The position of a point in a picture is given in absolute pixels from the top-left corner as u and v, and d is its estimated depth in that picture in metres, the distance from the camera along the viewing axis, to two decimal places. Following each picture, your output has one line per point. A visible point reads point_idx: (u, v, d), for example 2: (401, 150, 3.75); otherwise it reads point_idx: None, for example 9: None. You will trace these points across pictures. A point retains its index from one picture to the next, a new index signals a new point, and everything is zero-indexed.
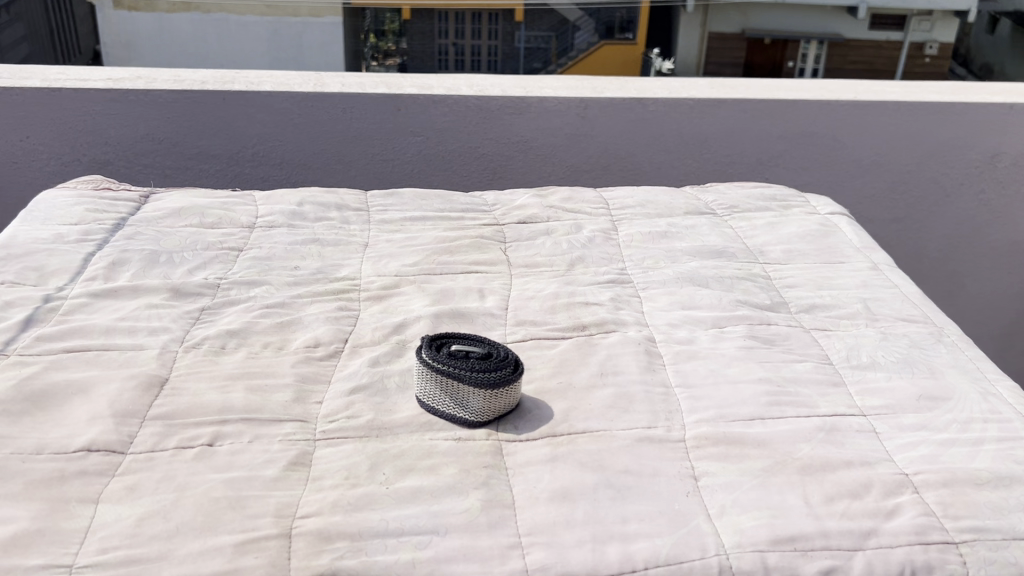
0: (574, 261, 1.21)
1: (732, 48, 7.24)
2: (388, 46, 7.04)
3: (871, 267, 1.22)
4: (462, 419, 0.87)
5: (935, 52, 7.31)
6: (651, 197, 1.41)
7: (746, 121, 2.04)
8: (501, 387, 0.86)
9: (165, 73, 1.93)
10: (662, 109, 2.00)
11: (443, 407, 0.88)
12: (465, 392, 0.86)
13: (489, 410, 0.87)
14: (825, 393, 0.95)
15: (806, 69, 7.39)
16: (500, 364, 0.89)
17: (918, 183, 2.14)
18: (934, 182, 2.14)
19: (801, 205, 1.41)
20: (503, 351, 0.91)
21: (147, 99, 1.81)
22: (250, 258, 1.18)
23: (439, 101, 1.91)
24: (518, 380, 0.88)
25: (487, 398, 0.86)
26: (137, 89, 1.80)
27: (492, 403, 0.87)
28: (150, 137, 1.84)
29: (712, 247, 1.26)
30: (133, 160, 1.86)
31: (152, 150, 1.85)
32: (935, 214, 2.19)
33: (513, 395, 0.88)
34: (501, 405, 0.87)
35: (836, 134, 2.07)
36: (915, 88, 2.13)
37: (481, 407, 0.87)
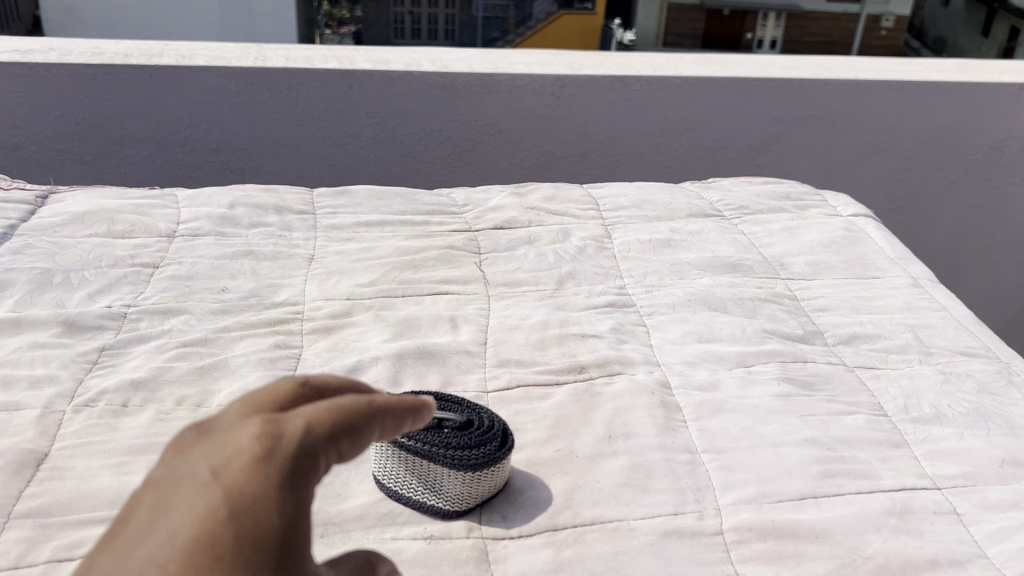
0: (563, 278, 1.01)
1: (692, 19, 7.07)
2: (343, 14, 6.93)
3: (911, 284, 1.03)
4: (433, 508, 0.67)
5: (891, 24, 7.32)
6: (647, 196, 1.21)
7: (738, 101, 1.83)
8: (486, 470, 0.66)
9: (83, 44, 1.68)
10: (646, 89, 1.79)
11: (407, 492, 0.68)
12: (439, 476, 0.66)
13: (470, 497, 0.67)
14: (888, 458, 0.76)
15: (764, 40, 7.37)
16: (483, 434, 0.69)
17: (921, 170, 1.97)
18: (937, 169, 1.97)
19: (819, 204, 1.22)
20: (486, 417, 0.71)
21: (60, 74, 1.55)
22: (167, 278, 0.96)
23: (396, 78, 1.68)
24: (507, 459, 0.68)
25: (467, 482, 0.66)
26: (49, 62, 1.54)
27: (473, 489, 0.67)
28: (65, 118, 1.59)
29: (724, 259, 1.06)
30: (45, 144, 1.61)
31: (67, 134, 1.61)
32: (938, 203, 2.02)
33: (498, 477, 0.69)
34: (482, 491, 0.68)
35: (836, 116, 1.88)
36: (918, 66, 1.94)
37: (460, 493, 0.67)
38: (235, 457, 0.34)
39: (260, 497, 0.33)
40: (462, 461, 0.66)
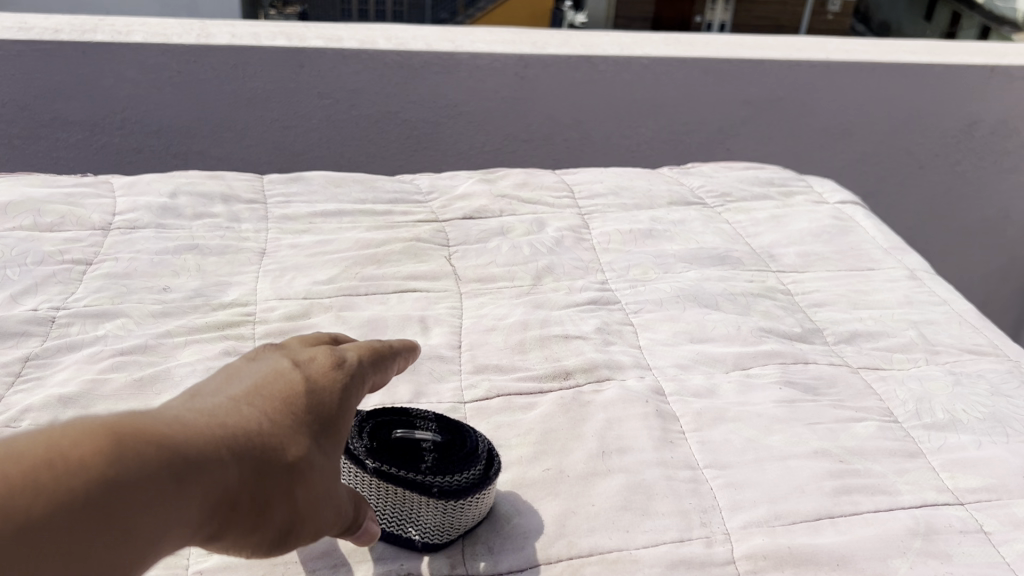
0: (541, 272, 0.94)
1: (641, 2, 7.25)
2: None
3: (908, 276, 0.97)
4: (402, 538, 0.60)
5: (836, 9, 7.48)
6: (624, 183, 1.15)
7: (707, 82, 1.76)
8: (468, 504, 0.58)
9: (9, 19, 1.55)
10: (612, 70, 1.71)
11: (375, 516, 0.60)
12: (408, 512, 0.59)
13: (451, 530, 0.59)
14: (905, 471, 0.70)
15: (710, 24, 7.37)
16: (466, 459, 0.61)
17: (892, 154, 1.92)
18: (907, 152, 1.92)
19: (804, 189, 1.16)
20: (465, 436, 0.63)
21: None
22: (102, 276, 0.87)
23: (351, 56, 1.58)
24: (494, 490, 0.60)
25: (448, 514, 0.58)
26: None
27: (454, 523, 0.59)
28: None
29: (711, 251, 1.00)
30: None
31: None
32: (907, 187, 1.97)
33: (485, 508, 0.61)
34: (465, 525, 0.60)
35: (806, 98, 1.81)
36: (890, 47, 1.89)
37: (440, 525, 0.59)
38: (311, 362, 0.51)
39: (326, 390, 0.50)
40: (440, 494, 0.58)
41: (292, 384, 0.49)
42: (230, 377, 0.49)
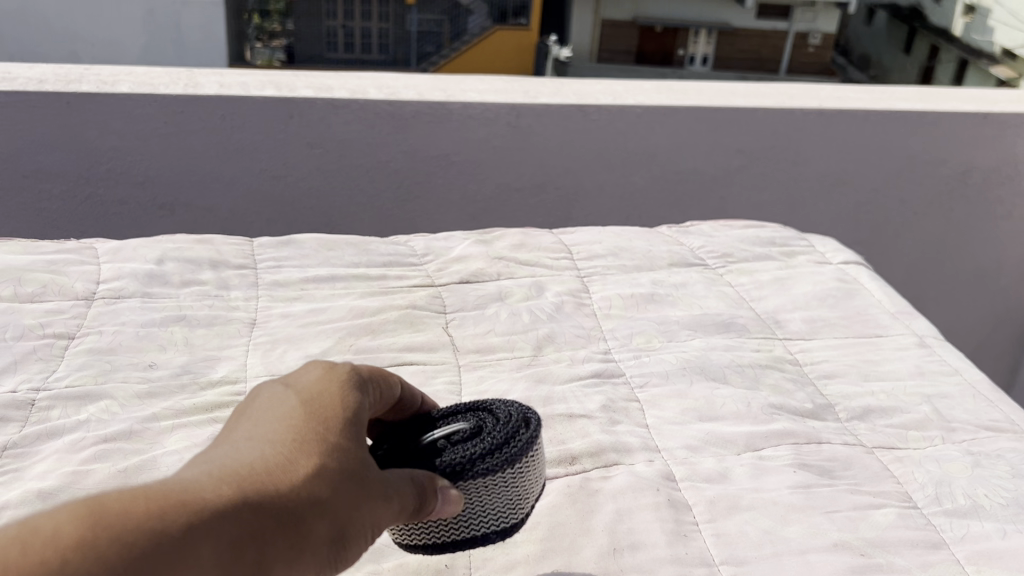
0: (542, 342, 0.91)
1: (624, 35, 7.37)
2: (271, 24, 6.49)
3: (918, 343, 0.95)
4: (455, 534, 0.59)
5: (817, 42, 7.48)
6: (623, 243, 1.12)
7: (700, 131, 1.74)
8: (521, 471, 0.59)
9: None
10: (605, 118, 1.69)
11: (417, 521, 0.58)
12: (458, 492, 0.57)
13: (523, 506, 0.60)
14: (929, 564, 0.66)
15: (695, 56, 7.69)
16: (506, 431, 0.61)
17: (887, 200, 1.90)
18: (901, 199, 1.91)
19: (806, 249, 1.14)
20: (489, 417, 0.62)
21: None
22: (84, 352, 0.83)
23: (341, 106, 1.55)
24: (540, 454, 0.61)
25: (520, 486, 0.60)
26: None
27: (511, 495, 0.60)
28: None
29: (715, 318, 0.97)
30: None
31: None
32: (901, 235, 1.96)
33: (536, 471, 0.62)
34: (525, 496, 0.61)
35: (800, 146, 1.80)
36: (882, 95, 1.88)
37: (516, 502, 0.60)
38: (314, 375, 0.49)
39: (330, 396, 0.47)
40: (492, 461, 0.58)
41: (293, 403, 0.46)
42: (232, 421, 0.46)
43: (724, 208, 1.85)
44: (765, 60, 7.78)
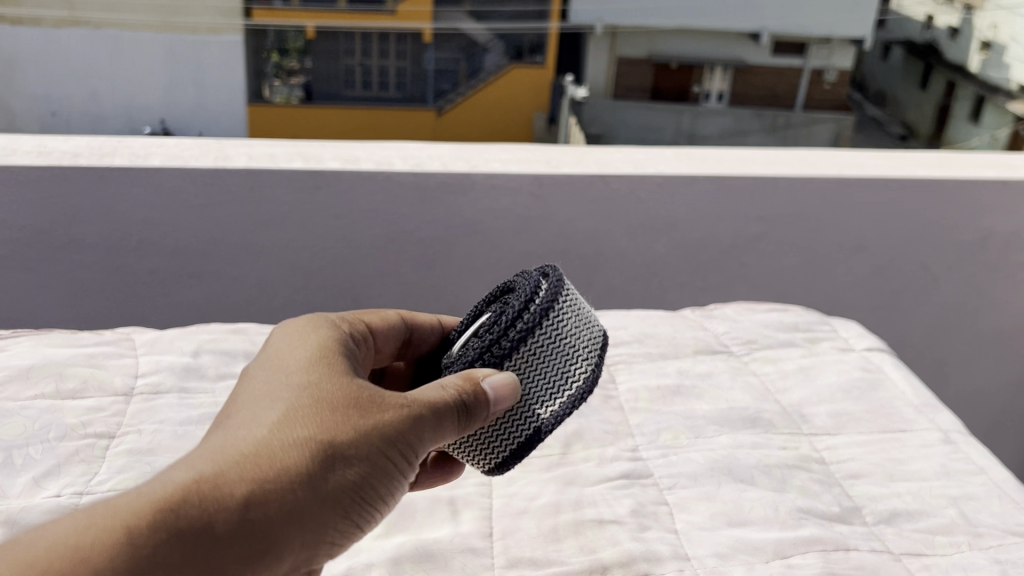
0: (571, 438, 0.93)
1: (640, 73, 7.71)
2: None
3: (943, 439, 0.95)
4: (543, 412, 0.75)
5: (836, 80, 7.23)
6: (648, 328, 1.14)
7: (720, 199, 1.77)
8: (553, 317, 0.74)
9: (29, 139, 1.55)
10: (626, 187, 1.72)
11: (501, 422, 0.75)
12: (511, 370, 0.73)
13: (575, 342, 0.75)
14: None
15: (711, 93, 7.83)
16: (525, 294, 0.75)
17: (905, 265, 1.92)
18: (920, 265, 1.92)
19: (830, 336, 1.15)
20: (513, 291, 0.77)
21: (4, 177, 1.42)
22: (123, 452, 0.85)
23: (367, 177, 1.58)
24: (566, 300, 0.76)
25: (562, 329, 0.75)
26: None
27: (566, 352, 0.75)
28: (8, 223, 1.46)
29: (741, 412, 0.98)
30: None
31: (9, 240, 1.47)
32: (921, 299, 1.97)
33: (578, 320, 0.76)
34: (581, 345, 0.76)
35: (820, 212, 1.82)
36: (900, 162, 1.90)
37: (569, 342, 0.75)
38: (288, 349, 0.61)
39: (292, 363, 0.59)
40: (524, 328, 0.73)
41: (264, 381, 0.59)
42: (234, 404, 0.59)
43: (745, 273, 1.86)
44: (781, 98, 7.83)
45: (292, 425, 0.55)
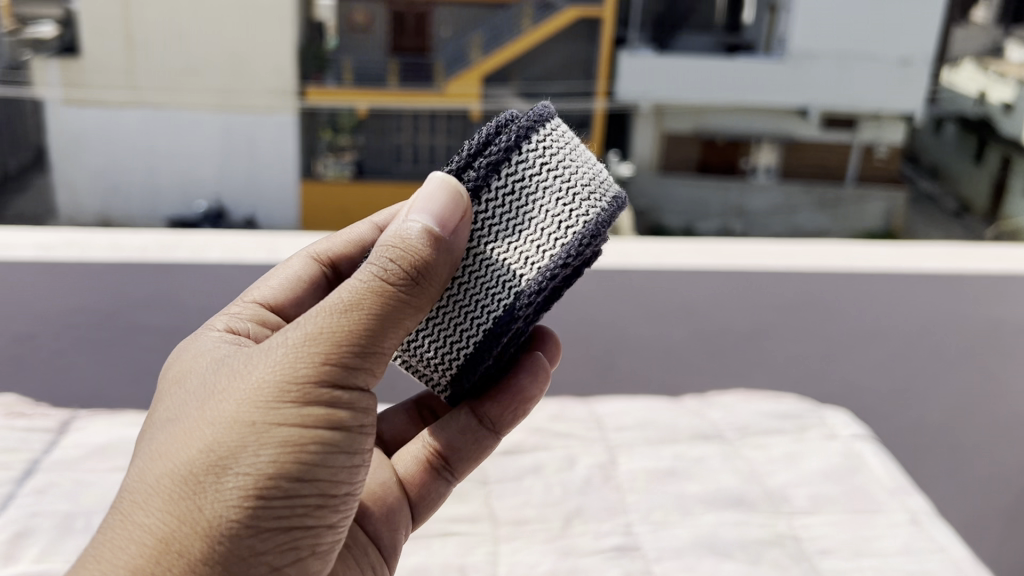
0: (570, 515, 1.05)
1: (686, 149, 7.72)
2: (344, 142, 7.04)
3: (911, 522, 1.04)
4: (531, 270, 0.74)
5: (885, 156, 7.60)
6: (650, 415, 1.26)
7: (733, 288, 1.74)
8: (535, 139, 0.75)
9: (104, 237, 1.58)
10: (642, 280, 1.71)
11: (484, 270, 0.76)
12: (486, 200, 0.75)
13: (575, 177, 0.74)
14: None
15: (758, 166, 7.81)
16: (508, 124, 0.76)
17: (919, 352, 1.80)
18: (935, 352, 1.79)
19: (818, 423, 1.24)
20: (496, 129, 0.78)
21: (78, 268, 1.45)
22: None
23: None
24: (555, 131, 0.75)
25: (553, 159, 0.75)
26: (70, 258, 1.45)
27: (551, 181, 0.74)
28: (78, 310, 1.47)
29: (727, 493, 1.09)
30: (58, 339, 1.48)
31: (79, 327, 1.48)
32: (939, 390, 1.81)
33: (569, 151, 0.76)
34: (573, 182, 0.75)
35: (831, 298, 1.76)
36: (914, 251, 1.84)
37: (569, 175, 0.75)
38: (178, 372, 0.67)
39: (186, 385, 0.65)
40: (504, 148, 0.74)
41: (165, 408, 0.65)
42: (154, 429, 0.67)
43: (761, 359, 1.80)
44: (832, 172, 7.83)
45: (181, 446, 0.63)
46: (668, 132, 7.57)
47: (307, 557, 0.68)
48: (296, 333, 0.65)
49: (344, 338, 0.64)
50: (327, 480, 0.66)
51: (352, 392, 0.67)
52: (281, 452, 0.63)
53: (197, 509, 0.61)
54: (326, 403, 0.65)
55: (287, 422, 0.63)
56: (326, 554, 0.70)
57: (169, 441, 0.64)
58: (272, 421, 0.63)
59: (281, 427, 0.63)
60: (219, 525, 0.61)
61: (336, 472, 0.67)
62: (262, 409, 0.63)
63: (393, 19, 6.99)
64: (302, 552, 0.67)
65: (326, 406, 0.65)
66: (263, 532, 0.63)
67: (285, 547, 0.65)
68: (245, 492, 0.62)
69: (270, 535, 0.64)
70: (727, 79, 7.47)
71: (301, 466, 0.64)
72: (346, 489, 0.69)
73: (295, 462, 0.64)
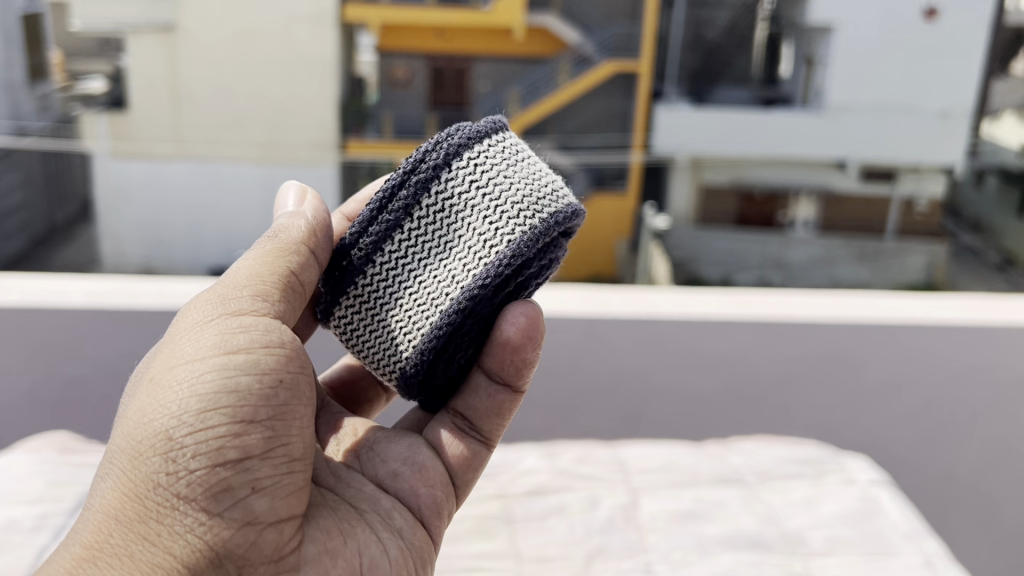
0: (592, 553, 1.09)
1: (723, 201, 7.89)
2: None
3: (924, 564, 1.06)
4: (458, 286, 0.82)
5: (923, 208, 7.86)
6: (671, 459, 1.30)
7: (760, 337, 1.60)
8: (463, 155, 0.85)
9: (153, 283, 1.56)
10: (671, 328, 1.58)
11: (418, 279, 0.85)
12: (420, 213, 0.85)
13: (509, 193, 0.83)
14: None
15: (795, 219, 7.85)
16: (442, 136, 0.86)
17: (950, 408, 1.63)
18: (967, 408, 1.63)
19: (837, 470, 1.27)
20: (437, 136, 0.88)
21: (129, 316, 1.43)
22: None
23: None
24: (487, 144, 0.86)
25: (487, 172, 0.84)
26: (121, 306, 1.43)
27: (483, 201, 0.83)
28: (129, 358, 1.44)
29: (744, 534, 1.13)
30: (109, 389, 1.45)
31: (130, 377, 1.45)
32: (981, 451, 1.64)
33: (514, 175, 0.84)
34: (500, 202, 0.83)
35: (860, 349, 1.61)
36: (942, 302, 1.70)
37: (505, 191, 0.83)
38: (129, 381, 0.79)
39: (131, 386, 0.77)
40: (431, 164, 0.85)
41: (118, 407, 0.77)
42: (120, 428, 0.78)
43: (790, 410, 1.64)
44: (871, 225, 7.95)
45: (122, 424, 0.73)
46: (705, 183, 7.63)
47: (247, 491, 0.70)
48: (203, 309, 0.76)
49: (238, 303, 0.76)
50: (237, 409, 0.70)
51: (250, 333, 0.74)
52: (182, 392, 0.70)
53: (129, 456, 0.70)
54: (223, 347, 0.73)
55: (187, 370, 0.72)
56: (278, 491, 0.71)
57: (115, 423, 0.74)
58: (176, 369, 0.72)
59: (188, 370, 0.72)
60: (144, 463, 0.69)
61: (245, 401, 0.71)
62: (175, 367, 0.72)
63: (432, 74, 7.58)
64: (236, 486, 0.70)
65: (222, 350, 0.72)
66: (185, 462, 0.69)
67: (215, 478, 0.69)
68: (161, 427, 0.69)
69: (194, 464, 0.69)
70: (765, 134, 7.30)
71: (209, 397, 0.70)
72: (275, 423, 0.72)
73: (196, 396, 0.70)
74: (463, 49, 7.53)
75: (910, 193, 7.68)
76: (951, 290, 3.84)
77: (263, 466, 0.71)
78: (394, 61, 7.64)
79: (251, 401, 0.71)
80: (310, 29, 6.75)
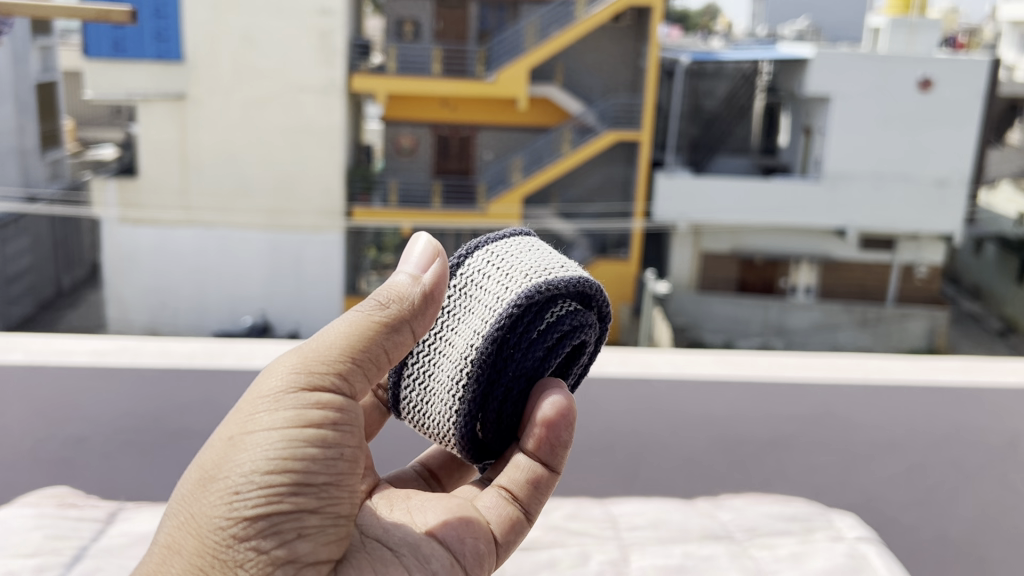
0: None
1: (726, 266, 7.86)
2: (388, 260, 7.44)
3: None
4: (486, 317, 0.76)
5: (924, 275, 7.91)
6: (661, 515, 1.33)
7: (751, 397, 1.54)
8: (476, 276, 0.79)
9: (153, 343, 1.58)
10: (664, 387, 1.53)
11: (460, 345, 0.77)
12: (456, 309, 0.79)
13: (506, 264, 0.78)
14: None
15: (797, 285, 7.88)
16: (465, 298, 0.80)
17: (946, 478, 1.54)
18: (964, 477, 1.54)
19: (825, 526, 1.29)
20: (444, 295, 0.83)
21: (131, 374, 1.45)
22: None
23: None
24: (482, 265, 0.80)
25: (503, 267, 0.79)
26: (124, 364, 1.46)
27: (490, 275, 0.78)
28: (130, 414, 1.46)
29: None
30: (112, 444, 1.46)
31: (132, 434, 1.46)
32: (990, 521, 1.53)
33: (525, 252, 0.79)
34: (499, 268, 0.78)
35: (852, 413, 1.55)
36: (929, 366, 1.66)
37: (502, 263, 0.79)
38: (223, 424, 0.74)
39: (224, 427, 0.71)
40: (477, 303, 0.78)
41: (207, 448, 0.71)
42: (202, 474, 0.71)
43: (783, 473, 1.56)
44: (871, 292, 7.97)
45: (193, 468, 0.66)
46: (704, 250, 7.68)
47: (292, 536, 0.60)
48: (293, 351, 0.66)
49: (323, 357, 0.65)
50: (302, 470, 0.61)
51: (324, 395, 0.64)
52: (263, 438, 0.62)
53: (199, 499, 0.63)
54: (305, 398, 0.63)
55: (272, 417, 0.63)
56: (325, 544, 0.62)
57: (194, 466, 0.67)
58: (252, 422, 0.63)
59: (257, 428, 0.63)
60: (209, 506, 0.61)
61: (312, 465, 0.61)
62: (246, 419, 0.64)
63: (437, 143, 7.68)
64: (283, 531, 0.60)
65: (298, 406, 0.63)
66: (237, 516, 0.60)
67: (252, 543, 0.60)
68: (226, 478, 0.61)
69: (240, 526, 0.60)
70: (766, 202, 7.24)
71: (269, 455, 0.61)
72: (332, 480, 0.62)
73: (263, 453, 0.61)
74: (469, 118, 7.63)
75: (910, 260, 7.78)
76: (948, 357, 3.92)
77: (313, 518, 0.61)
78: (399, 130, 7.67)
79: (314, 458, 0.61)
80: (318, 98, 6.78)
